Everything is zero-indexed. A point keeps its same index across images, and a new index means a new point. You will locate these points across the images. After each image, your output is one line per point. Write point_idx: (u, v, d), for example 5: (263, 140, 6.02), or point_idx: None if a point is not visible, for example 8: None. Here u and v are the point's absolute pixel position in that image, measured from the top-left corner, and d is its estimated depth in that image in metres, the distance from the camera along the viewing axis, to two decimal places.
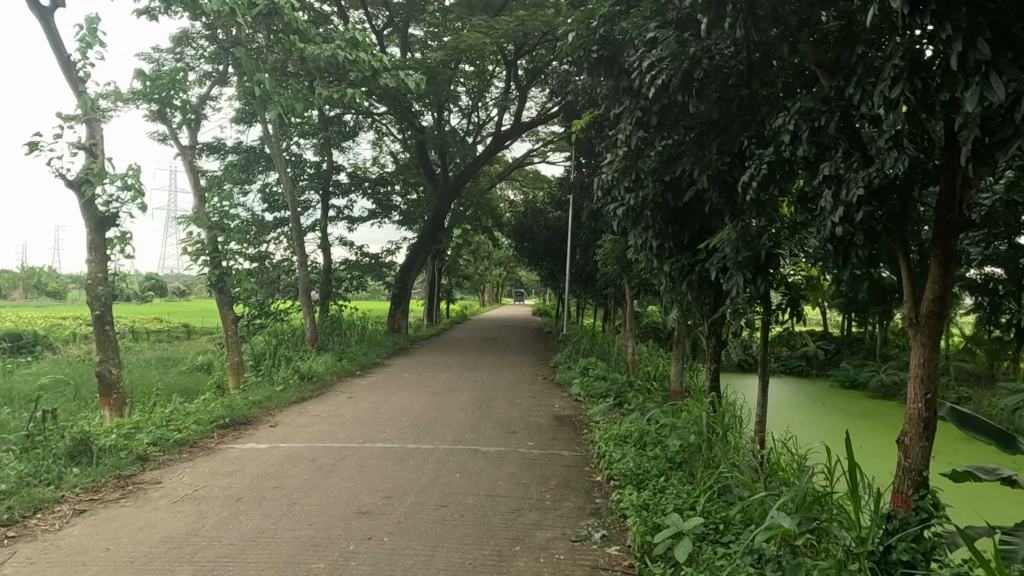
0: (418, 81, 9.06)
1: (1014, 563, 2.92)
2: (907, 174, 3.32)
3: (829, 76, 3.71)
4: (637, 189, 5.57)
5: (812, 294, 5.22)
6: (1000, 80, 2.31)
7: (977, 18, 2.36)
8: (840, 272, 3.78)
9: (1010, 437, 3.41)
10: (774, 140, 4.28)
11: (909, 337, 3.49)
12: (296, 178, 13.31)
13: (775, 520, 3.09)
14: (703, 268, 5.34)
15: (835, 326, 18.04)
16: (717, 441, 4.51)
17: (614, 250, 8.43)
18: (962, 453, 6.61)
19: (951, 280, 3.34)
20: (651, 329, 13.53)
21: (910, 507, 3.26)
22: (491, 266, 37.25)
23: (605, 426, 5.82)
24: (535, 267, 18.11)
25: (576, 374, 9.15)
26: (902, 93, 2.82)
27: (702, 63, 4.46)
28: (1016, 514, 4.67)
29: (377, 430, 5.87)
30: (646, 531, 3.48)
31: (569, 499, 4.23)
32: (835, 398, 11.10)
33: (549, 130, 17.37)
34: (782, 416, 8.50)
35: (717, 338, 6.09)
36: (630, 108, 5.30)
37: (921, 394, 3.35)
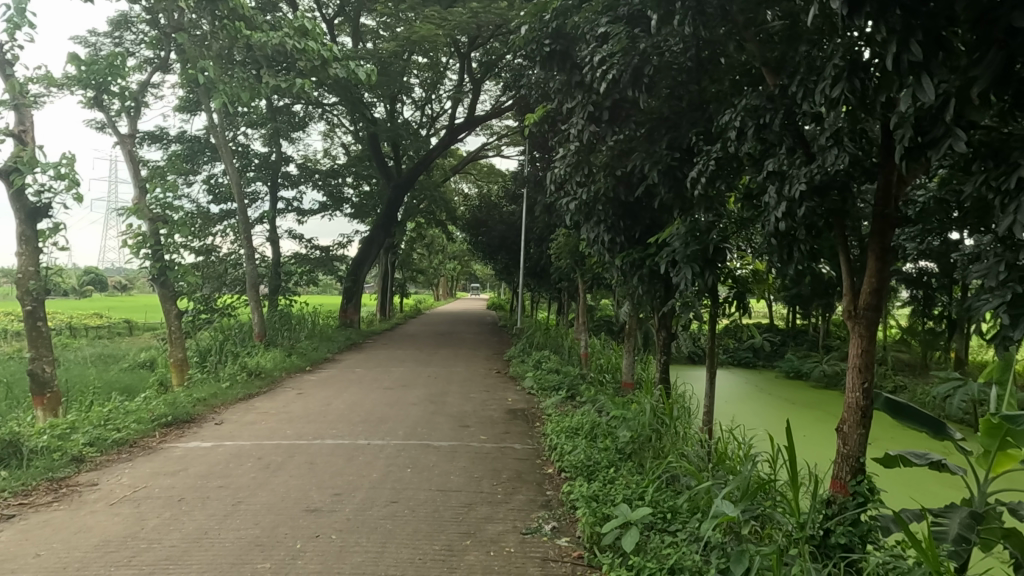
0: (370, 72, 8.91)
1: (944, 544, 3.07)
2: (847, 170, 3.43)
3: (774, 75, 3.81)
4: (589, 184, 5.63)
5: (758, 288, 5.35)
6: (931, 81, 2.42)
7: (911, 22, 2.44)
8: (784, 266, 3.87)
9: (940, 423, 3.57)
10: (721, 136, 4.37)
11: (848, 329, 3.62)
12: (244, 169, 12.97)
13: (720, 509, 3.19)
14: (653, 261, 5.43)
15: (780, 318, 18.62)
16: (666, 432, 4.60)
17: (567, 244, 8.49)
18: (898, 440, 6.91)
19: (888, 273, 3.47)
20: (604, 322, 13.68)
21: (848, 492, 3.39)
22: (446, 259, 37.11)
23: (557, 419, 5.87)
24: (490, 261, 18.10)
25: (530, 367, 9.19)
26: (842, 93, 2.91)
27: (652, 59, 4.52)
28: (945, 496, 4.90)
29: (326, 427, 5.77)
30: (595, 522, 3.51)
31: (520, 492, 4.24)
32: (780, 389, 11.48)
33: (503, 124, 17.38)
34: (729, 406, 8.73)
35: (667, 330, 6.19)
36: (582, 103, 5.28)
37: (859, 384, 3.49)
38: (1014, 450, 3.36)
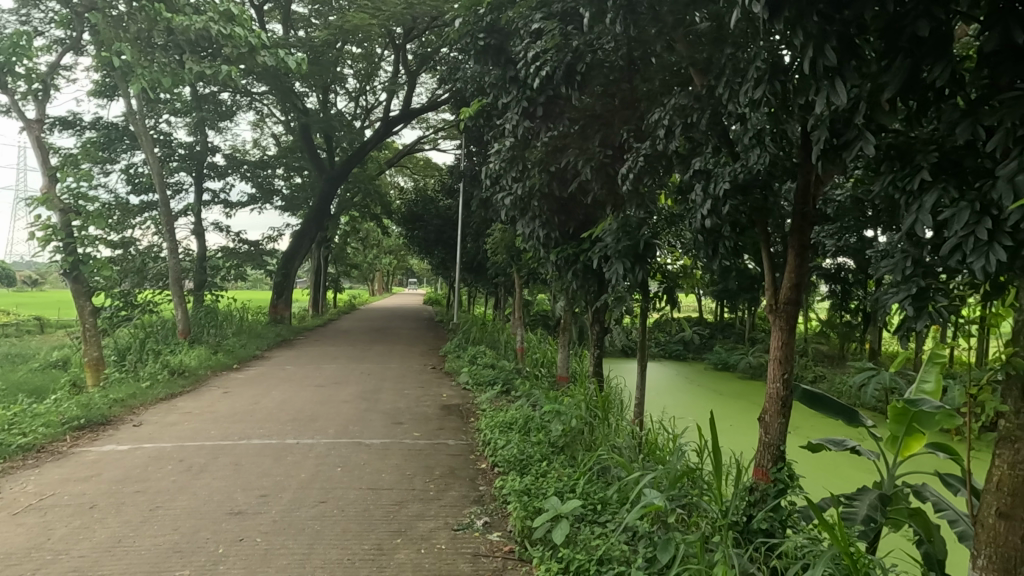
0: (300, 61, 8.65)
1: (855, 526, 3.24)
2: (769, 170, 3.56)
3: (701, 75, 3.94)
4: (525, 179, 5.65)
5: (687, 283, 5.51)
6: (842, 85, 2.55)
7: (826, 27, 2.54)
8: (710, 262, 3.99)
9: (853, 411, 3.77)
10: (651, 134, 4.46)
11: (769, 323, 3.79)
12: (166, 159, 12.39)
13: (648, 499, 3.28)
14: (587, 256, 5.51)
15: (709, 312, 19.23)
16: (598, 425, 4.68)
17: (504, 239, 8.52)
18: (817, 428, 7.24)
19: (807, 269, 3.64)
20: (540, 317, 13.78)
21: (769, 480, 3.55)
22: (381, 253, 36.53)
23: (491, 414, 5.86)
24: (426, 256, 17.95)
25: (465, 362, 9.17)
26: (764, 94, 3.03)
27: (585, 57, 4.56)
28: (859, 481, 5.16)
29: (253, 426, 5.58)
30: (526, 516, 3.54)
31: (453, 488, 4.22)
32: (709, 380, 11.87)
33: (439, 118, 17.26)
34: (660, 398, 8.96)
35: (601, 325, 6.29)
36: (517, 98, 5.24)
37: (779, 374, 3.66)
38: (919, 434, 3.59)
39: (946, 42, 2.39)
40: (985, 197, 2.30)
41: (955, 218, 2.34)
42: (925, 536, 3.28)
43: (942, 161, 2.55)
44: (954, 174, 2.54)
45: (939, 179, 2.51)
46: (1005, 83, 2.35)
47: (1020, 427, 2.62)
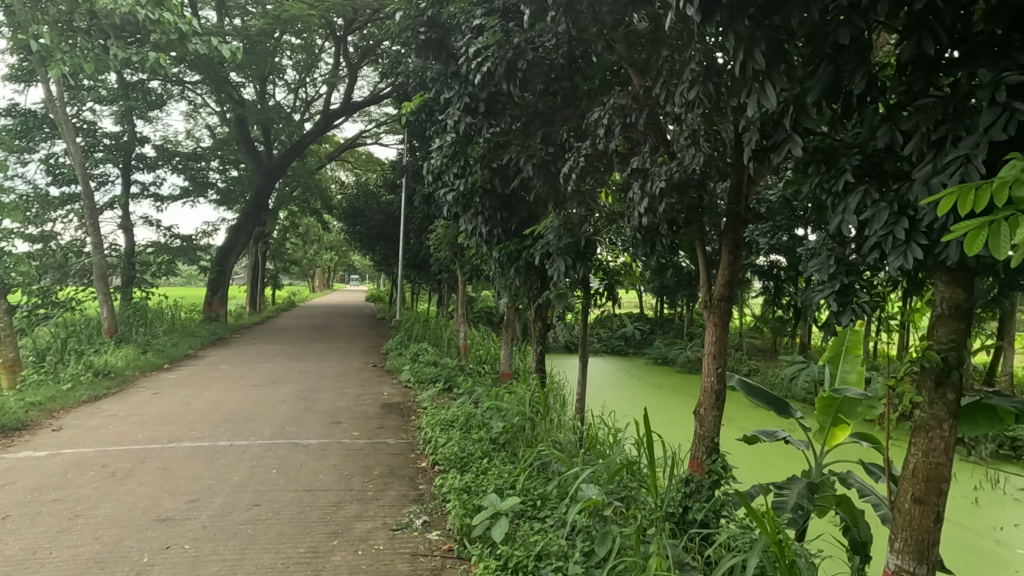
0: (235, 50, 8.38)
1: (784, 513, 3.36)
2: (704, 169, 3.65)
3: (640, 76, 4.04)
4: (467, 175, 5.61)
5: (627, 280, 5.60)
6: (772, 89, 2.65)
7: (756, 32, 2.61)
8: (648, 259, 4.07)
9: (783, 403, 3.92)
10: (591, 133, 4.50)
11: (704, 318, 3.92)
12: (90, 149, 11.75)
13: (585, 493, 3.31)
14: (529, 253, 5.54)
15: (649, 308, 19.64)
16: (539, 421, 4.70)
17: (447, 235, 8.48)
18: (752, 420, 7.50)
19: (740, 266, 3.78)
20: (484, 313, 13.77)
21: (705, 472, 3.67)
22: (322, 249, 35.77)
23: (432, 411, 5.82)
24: (367, 252, 17.67)
25: (407, 359, 9.08)
26: (698, 95, 3.11)
27: (526, 54, 4.55)
28: (789, 470, 5.37)
29: (183, 429, 5.38)
30: (465, 513, 3.52)
31: (392, 487, 4.17)
32: (650, 375, 12.12)
33: (381, 112, 17.03)
34: (602, 393, 9.07)
35: (543, 321, 6.34)
36: (459, 94, 5.11)
37: (714, 368, 3.82)
38: (844, 423, 3.77)
39: (866, 50, 2.50)
40: (901, 199, 2.42)
41: (875, 218, 2.45)
42: (851, 522, 3.42)
43: (864, 164, 2.66)
44: (875, 176, 2.66)
45: (862, 180, 2.62)
46: (919, 90, 2.47)
47: (933, 416, 2.78)
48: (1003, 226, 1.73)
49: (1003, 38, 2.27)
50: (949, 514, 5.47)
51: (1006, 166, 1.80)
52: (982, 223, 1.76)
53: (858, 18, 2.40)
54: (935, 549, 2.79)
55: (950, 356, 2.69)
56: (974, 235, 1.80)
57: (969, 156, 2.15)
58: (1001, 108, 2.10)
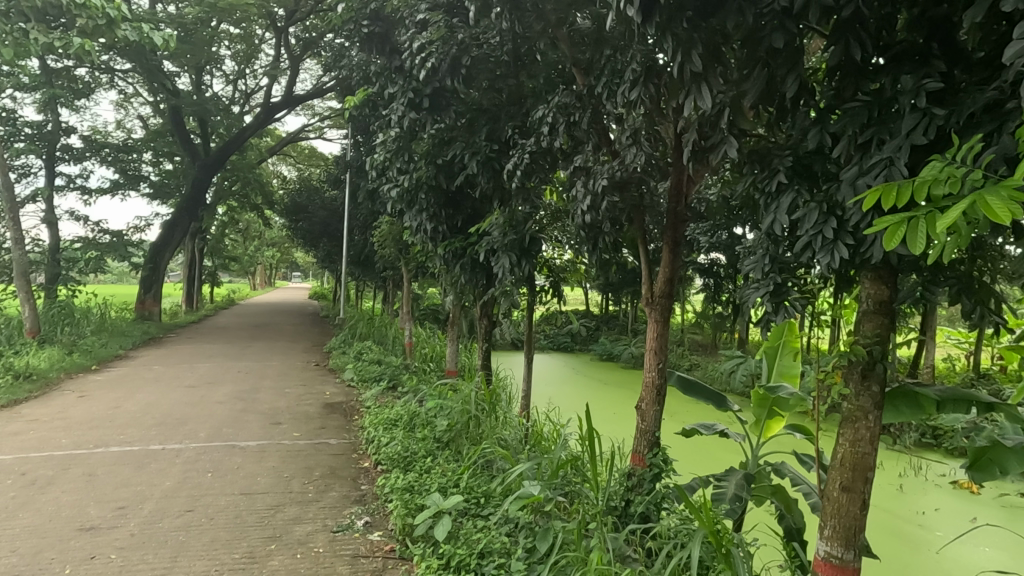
0: (168, 37, 8.07)
1: (722, 504, 3.46)
2: (645, 169, 3.72)
3: (583, 75, 4.09)
4: (411, 171, 5.54)
5: (572, 277, 5.66)
6: (708, 90, 2.70)
7: (693, 35, 2.66)
8: (591, 256, 4.10)
9: (721, 396, 4.02)
10: (535, 130, 4.51)
11: (646, 314, 4.00)
12: (10, 138, 11.09)
13: (527, 490, 3.32)
14: (474, 250, 5.53)
15: (594, 304, 19.90)
16: (484, 418, 4.70)
17: (391, 232, 8.39)
18: (693, 414, 7.71)
19: (680, 263, 3.87)
20: (430, 311, 13.67)
21: (646, 465, 3.76)
22: (263, 245, 34.82)
23: (376, 410, 5.75)
24: (310, 249, 17.30)
25: (350, 358, 8.94)
26: (639, 95, 3.15)
27: (470, 51, 4.51)
28: (727, 462, 5.53)
29: (111, 433, 5.14)
30: (407, 513, 3.48)
31: (333, 488, 4.10)
32: (595, 371, 12.29)
33: (324, 105, 16.68)
34: (547, 390, 9.15)
35: (488, 319, 6.34)
36: (403, 89, 5.03)
37: (655, 363, 3.91)
38: (778, 416, 3.92)
39: (798, 54, 2.57)
40: (830, 200, 2.52)
41: (806, 218, 2.54)
42: (785, 510, 3.55)
43: (796, 165, 2.76)
44: (806, 177, 2.75)
45: (793, 181, 2.72)
46: (848, 94, 2.56)
47: (860, 408, 2.91)
48: (921, 222, 1.80)
49: (923, 47, 2.38)
50: (876, 501, 5.73)
51: (927, 169, 1.89)
52: (902, 219, 1.83)
53: (791, 23, 2.46)
54: (860, 534, 2.92)
55: (875, 349, 2.82)
56: (893, 230, 1.87)
57: (892, 159, 2.25)
58: (922, 113, 2.22)
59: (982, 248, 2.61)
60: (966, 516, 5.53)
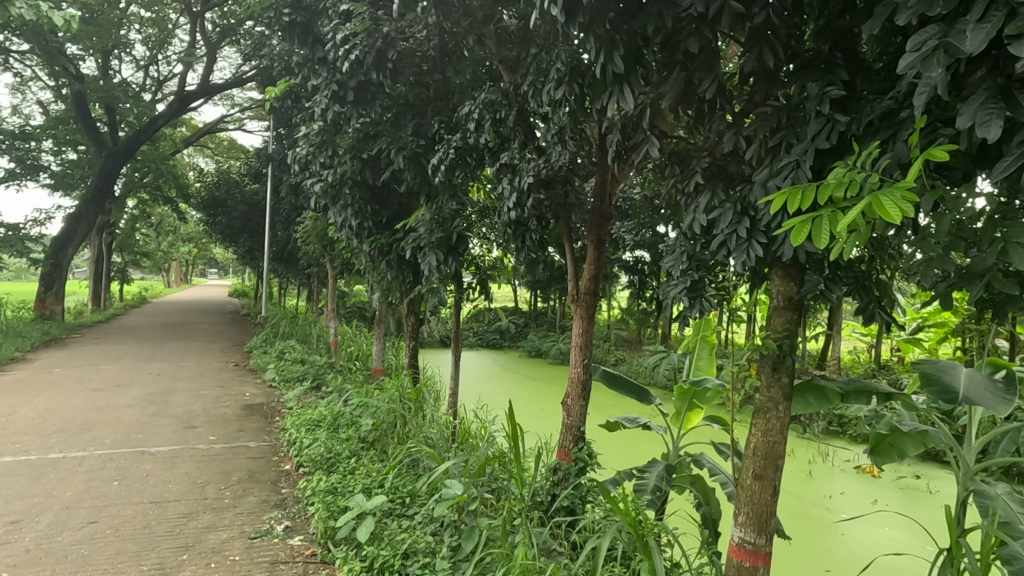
0: (70, 18, 7.52)
1: (645, 494, 3.55)
2: (570, 167, 3.77)
3: (509, 73, 4.12)
4: (335, 165, 5.41)
5: (500, 274, 5.67)
6: (630, 91, 2.76)
7: (615, 36, 2.70)
8: (519, 254, 4.11)
9: (644, 390, 4.13)
10: (461, 127, 4.48)
11: (571, 311, 4.07)
12: None
13: (452, 489, 3.31)
14: (401, 246, 5.46)
15: (523, 301, 20.07)
16: (410, 418, 4.63)
17: (315, 228, 8.18)
18: (618, 407, 7.91)
19: (604, 260, 3.97)
20: (356, 309, 13.43)
21: (572, 459, 3.84)
22: (179, 241, 33.24)
23: (298, 411, 5.59)
24: (230, 245, 16.63)
25: (272, 358, 8.65)
26: (565, 94, 3.19)
27: (396, 44, 4.46)
28: (648, 454, 5.68)
29: (5, 441, 4.78)
30: (329, 516, 3.39)
31: (252, 493, 3.96)
32: (523, 367, 12.40)
33: (244, 95, 16.06)
34: (475, 387, 9.14)
35: (416, 316, 6.27)
36: (327, 81, 4.83)
37: (580, 359, 3.97)
38: (697, 407, 4.07)
39: (714, 59, 2.67)
40: (743, 201, 2.62)
41: (721, 218, 2.63)
42: (704, 500, 3.68)
43: (713, 167, 2.87)
44: (722, 178, 2.87)
45: (710, 182, 2.82)
46: (761, 99, 2.68)
47: (770, 399, 3.05)
48: (824, 220, 1.91)
49: (829, 55, 2.51)
50: (788, 487, 6.03)
51: (832, 173, 1.99)
52: (807, 217, 1.94)
53: (707, 29, 2.54)
54: (771, 520, 3.07)
55: (784, 344, 2.97)
56: (800, 228, 1.97)
57: (799, 162, 2.37)
58: (826, 119, 2.34)
59: (881, 247, 2.78)
60: (867, 498, 5.89)
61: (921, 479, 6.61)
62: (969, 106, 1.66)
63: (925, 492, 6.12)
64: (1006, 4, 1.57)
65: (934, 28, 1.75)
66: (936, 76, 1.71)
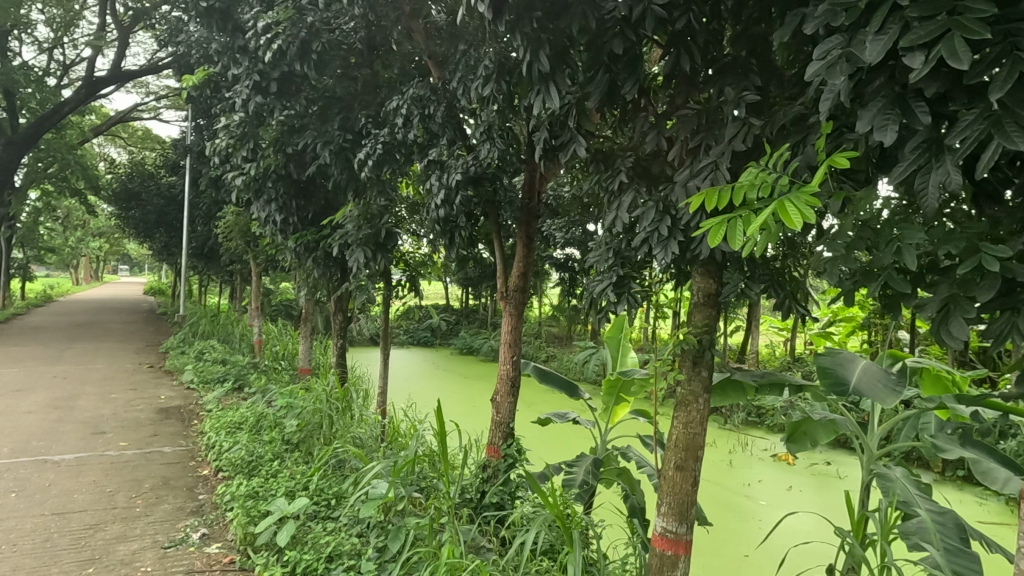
0: None
1: (573, 488, 3.60)
2: (498, 164, 3.76)
3: (438, 69, 4.09)
4: (258, 158, 5.21)
5: (430, 272, 5.61)
6: (556, 90, 2.78)
7: (541, 35, 2.71)
8: (448, 250, 4.08)
9: (573, 385, 4.18)
10: (389, 122, 4.40)
11: (500, 308, 4.08)
12: None
13: (379, 489, 3.27)
14: (328, 243, 5.33)
15: (455, 298, 19.98)
16: (337, 418, 4.52)
17: (237, 223, 7.87)
18: (548, 403, 7.99)
19: (533, 257, 4.01)
20: (281, 307, 13.02)
21: (501, 456, 3.85)
22: (88, 236, 31.32)
23: (217, 413, 5.37)
24: (144, 240, 15.80)
25: (190, 359, 8.27)
26: (493, 92, 3.19)
27: (321, 35, 4.31)
28: (576, 449, 5.76)
29: None
30: (248, 521, 3.28)
31: (166, 500, 3.78)
32: (455, 364, 12.35)
33: (160, 83, 15.27)
34: (405, 386, 9.04)
35: (343, 314, 6.14)
36: (248, 71, 4.64)
37: (509, 356, 3.98)
38: (624, 401, 4.16)
39: (637, 61, 2.72)
40: (665, 201, 2.69)
41: (645, 216, 2.69)
42: (630, 490, 3.76)
43: (637, 167, 2.94)
44: (644, 178, 2.95)
45: (633, 181, 2.89)
46: (681, 101, 2.79)
47: (691, 392, 3.15)
48: (738, 222, 1.99)
49: (745, 61, 2.60)
50: (710, 476, 6.25)
51: (745, 174, 2.07)
52: (723, 218, 2.01)
53: (630, 31, 2.60)
54: (692, 509, 3.17)
55: (704, 338, 3.07)
56: (716, 229, 2.04)
57: (717, 163, 2.45)
58: (741, 123, 2.43)
59: (793, 247, 2.92)
60: (783, 485, 6.18)
61: (831, 465, 7.00)
62: (868, 112, 1.76)
63: (834, 478, 6.48)
64: (900, 17, 1.66)
65: (838, 38, 1.85)
66: (840, 83, 1.80)
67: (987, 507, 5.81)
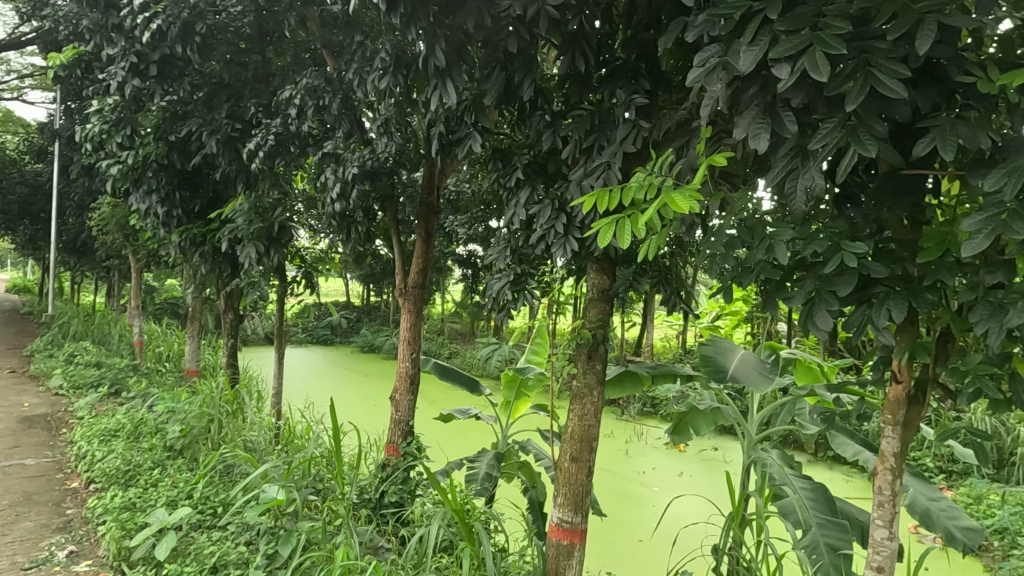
0: None
1: (473, 483, 3.61)
2: (396, 159, 3.68)
3: (333, 59, 3.98)
4: (135, 146, 4.85)
5: (327, 268, 5.45)
6: (452, 86, 2.76)
7: (437, 29, 2.68)
8: (345, 246, 3.98)
9: (474, 381, 4.19)
10: (281, 111, 4.23)
11: (400, 305, 4.02)
12: None
13: (270, 492, 3.13)
14: (215, 237, 5.06)
15: (355, 295, 19.53)
16: (227, 421, 4.31)
17: (115, 214, 7.31)
18: (448, 399, 7.97)
19: (432, 253, 3.97)
20: (167, 305, 12.22)
21: (400, 455, 3.80)
22: None
23: (90, 421, 4.97)
24: (4, 233, 14.35)
25: (59, 362, 7.60)
26: (390, 84, 3.12)
27: (205, 17, 4.07)
28: (478, 445, 5.79)
29: None
30: (122, 535, 3.07)
31: (27, 518, 3.46)
32: (355, 363, 12.07)
33: (23, 60, 13.91)
34: (302, 386, 8.75)
35: (234, 312, 5.85)
36: (123, 51, 4.34)
37: (408, 353, 3.93)
38: (525, 396, 4.22)
39: (532, 60, 2.73)
40: (561, 199, 2.74)
41: (541, 214, 2.74)
42: (529, 484, 3.81)
43: (533, 165, 2.98)
44: (540, 175, 2.99)
45: (530, 178, 2.95)
46: (575, 102, 2.79)
47: (586, 385, 3.24)
48: (628, 221, 2.06)
49: (634, 64, 2.68)
50: (606, 466, 6.46)
51: (635, 176, 2.14)
52: (613, 218, 2.07)
53: (524, 31, 2.62)
54: (587, 499, 3.25)
55: (598, 333, 3.16)
56: (606, 229, 2.10)
57: (609, 164, 2.53)
58: (631, 124, 2.50)
59: (680, 245, 3.06)
60: (674, 471, 6.49)
61: (718, 450, 7.42)
62: (744, 119, 1.87)
63: (721, 463, 6.88)
64: (770, 30, 1.78)
65: (715, 48, 1.94)
66: (718, 91, 1.91)
67: (852, 483, 6.37)
